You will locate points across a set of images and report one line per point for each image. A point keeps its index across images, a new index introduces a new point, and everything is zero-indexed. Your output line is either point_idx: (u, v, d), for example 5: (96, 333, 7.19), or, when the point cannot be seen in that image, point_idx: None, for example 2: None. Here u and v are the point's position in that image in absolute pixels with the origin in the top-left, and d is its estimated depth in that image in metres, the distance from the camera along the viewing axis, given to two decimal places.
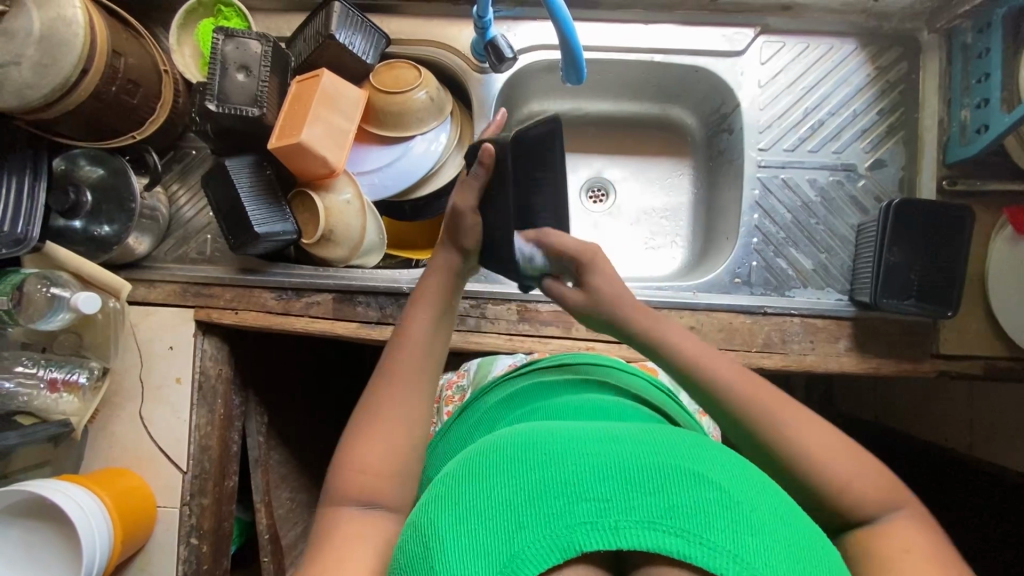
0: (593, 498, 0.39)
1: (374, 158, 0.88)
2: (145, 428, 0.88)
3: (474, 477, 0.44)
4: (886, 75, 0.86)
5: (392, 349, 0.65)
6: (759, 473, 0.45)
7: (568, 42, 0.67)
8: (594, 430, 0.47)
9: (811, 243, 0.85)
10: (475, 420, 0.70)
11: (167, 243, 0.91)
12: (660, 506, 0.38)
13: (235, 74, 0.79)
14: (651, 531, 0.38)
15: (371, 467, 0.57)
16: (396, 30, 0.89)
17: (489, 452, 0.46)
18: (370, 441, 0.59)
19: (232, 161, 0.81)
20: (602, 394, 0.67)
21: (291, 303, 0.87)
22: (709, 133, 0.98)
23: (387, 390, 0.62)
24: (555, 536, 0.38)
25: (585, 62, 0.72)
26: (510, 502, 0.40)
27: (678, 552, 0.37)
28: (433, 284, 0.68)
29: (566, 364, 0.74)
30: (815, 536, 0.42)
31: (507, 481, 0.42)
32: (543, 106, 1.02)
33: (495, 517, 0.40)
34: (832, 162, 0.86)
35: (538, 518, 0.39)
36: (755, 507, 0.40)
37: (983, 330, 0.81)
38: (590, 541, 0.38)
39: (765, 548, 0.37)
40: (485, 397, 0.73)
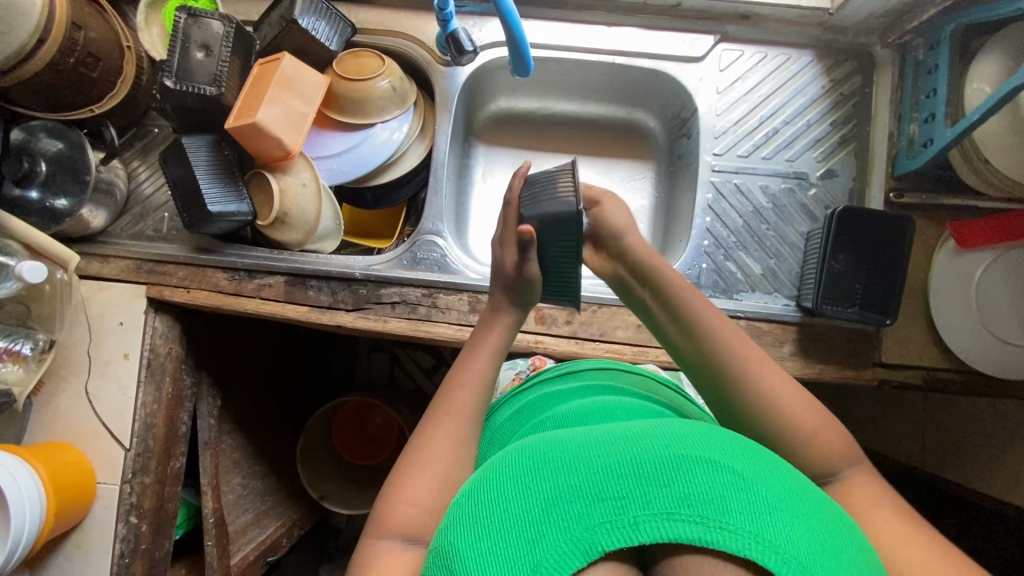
0: (610, 497, 0.41)
1: (334, 144, 0.89)
2: (90, 404, 0.88)
3: (494, 489, 0.46)
4: (840, 88, 0.88)
5: (446, 385, 0.65)
6: (768, 455, 0.46)
7: (515, 36, 0.69)
8: (603, 430, 0.48)
9: (761, 248, 0.86)
10: (488, 440, 0.70)
11: (125, 219, 0.91)
12: (674, 497, 0.40)
13: (196, 53, 0.80)
14: (671, 522, 0.39)
15: (412, 497, 0.57)
16: (364, 19, 0.90)
17: (506, 462, 0.48)
18: (411, 475, 0.59)
19: (189, 139, 0.82)
20: (598, 396, 0.67)
21: (243, 284, 0.87)
22: (670, 138, 1.00)
23: (441, 420, 0.62)
24: (578, 541, 0.40)
25: (534, 58, 0.73)
26: (529, 512, 0.42)
27: (698, 538, 0.38)
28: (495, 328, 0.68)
29: (570, 371, 0.75)
30: (837, 518, 0.43)
31: (526, 491, 0.43)
32: (512, 104, 1.03)
33: (519, 528, 0.41)
34: (785, 170, 0.87)
35: (560, 525, 0.41)
36: (771, 488, 0.42)
37: (925, 339, 0.82)
38: (611, 540, 0.40)
39: (784, 526, 0.39)
40: (495, 415, 0.74)
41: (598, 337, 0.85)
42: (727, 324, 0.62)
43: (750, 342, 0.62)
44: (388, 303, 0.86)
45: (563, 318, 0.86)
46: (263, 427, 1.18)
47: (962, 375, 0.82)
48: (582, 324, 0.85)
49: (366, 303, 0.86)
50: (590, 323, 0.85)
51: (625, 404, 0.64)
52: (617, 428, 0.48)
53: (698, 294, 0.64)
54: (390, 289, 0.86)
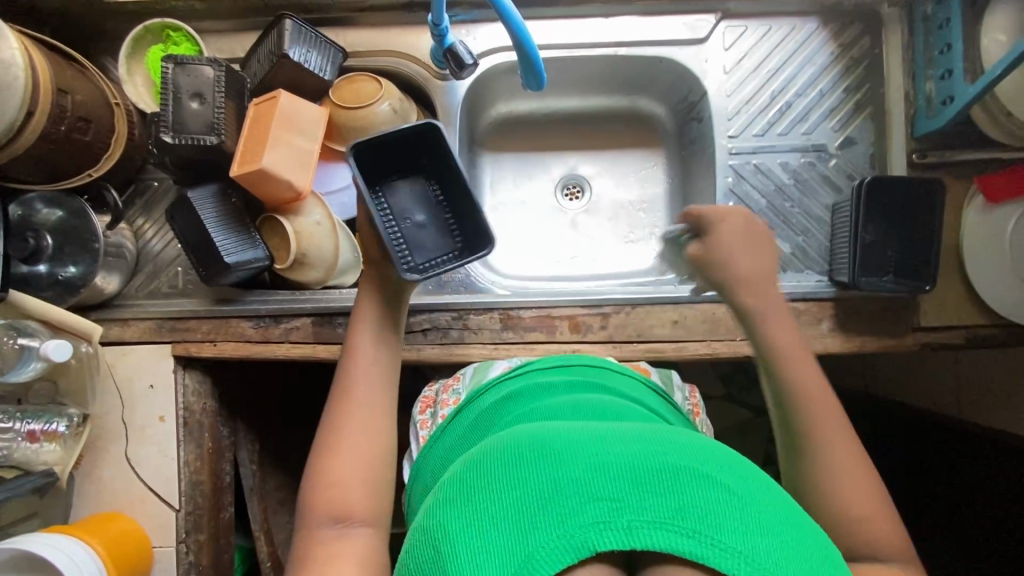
0: (605, 498, 0.40)
1: (342, 176, 0.86)
2: (132, 470, 0.87)
3: (482, 477, 0.44)
4: (849, 52, 0.86)
5: (342, 369, 0.66)
6: (756, 467, 0.46)
7: (523, 47, 0.66)
8: (597, 428, 0.47)
9: (787, 227, 0.85)
10: (469, 423, 0.68)
11: (138, 278, 0.89)
12: (668, 506, 0.39)
13: (189, 103, 0.76)
14: (660, 531, 0.38)
15: (338, 476, 0.59)
16: (353, 42, 0.87)
17: (497, 455, 0.46)
18: (334, 454, 0.60)
19: (195, 192, 0.80)
20: (594, 393, 0.66)
21: (270, 330, 0.86)
22: (679, 122, 0.98)
23: (341, 401, 0.63)
24: (568, 538, 0.38)
25: (544, 67, 0.70)
26: (520, 504, 0.41)
27: (690, 552, 0.38)
28: (369, 299, 0.68)
29: (561, 364, 0.73)
30: (818, 536, 0.43)
31: (517, 482, 0.42)
32: (512, 107, 1.01)
33: (507, 520, 0.40)
34: (802, 144, 0.85)
35: (551, 519, 0.39)
36: (763, 504, 0.41)
37: (962, 298, 0.82)
38: (604, 541, 0.38)
39: (774, 548, 0.38)
40: (479, 399, 0.71)
41: (635, 338, 0.84)
42: (802, 359, 0.63)
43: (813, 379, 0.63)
44: (420, 331, 0.84)
45: (598, 324, 0.85)
46: None
47: (1005, 330, 0.81)
48: (617, 327, 0.84)
49: None
50: (626, 325, 0.84)
51: (613, 403, 0.64)
52: (616, 429, 0.47)
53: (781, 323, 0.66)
54: (420, 316, 0.85)
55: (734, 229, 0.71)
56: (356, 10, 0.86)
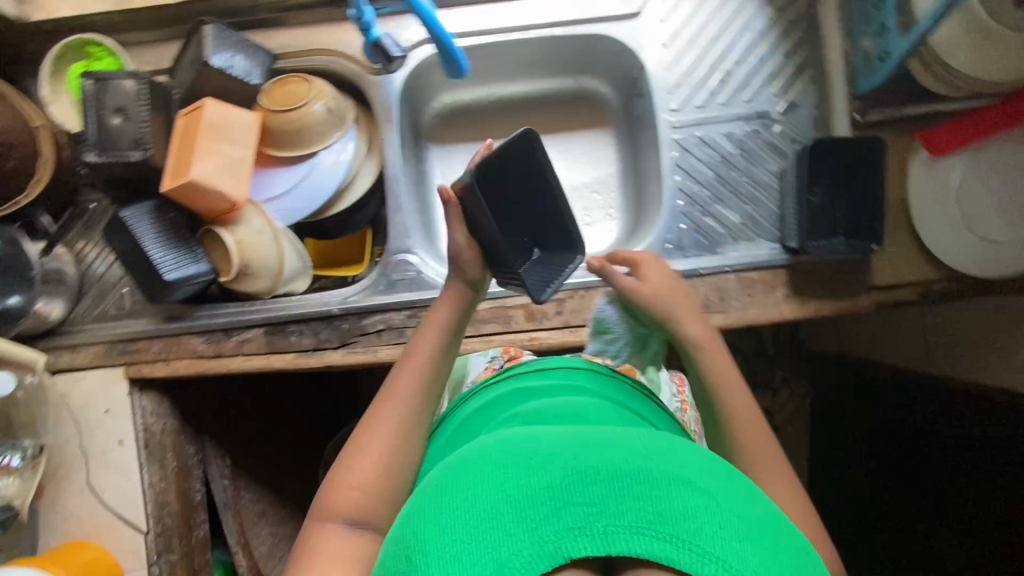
0: (582, 502, 0.40)
1: (280, 181, 0.84)
2: (96, 496, 0.86)
3: (458, 485, 0.43)
4: (786, 15, 0.84)
5: (396, 369, 0.69)
6: (738, 473, 0.46)
7: (437, 35, 0.65)
8: (577, 431, 0.47)
9: (736, 197, 0.84)
10: (450, 432, 0.68)
11: (84, 302, 0.87)
12: (646, 510, 0.39)
13: (111, 119, 0.74)
14: (637, 536, 0.38)
15: (354, 480, 0.63)
16: (281, 43, 0.85)
17: (473, 460, 0.46)
18: (357, 458, 0.65)
19: (129, 211, 0.78)
20: (578, 395, 0.65)
21: (222, 344, 0.84)
22: (624, 99, 0.97)
23: (388, 403, 0.67)
24: (543, 544, 0.38)
25: (463, 55, 0.69)
26: (494, 510, 0.40)
27: (669, 559, 0.37)
28: (444, 310, 0.71)
29: (545, 367, 0.71)
30: (800, 541, 0.43)
31: (492, 489, 0.42)
32: (456, 97, 0.99)
33: (481, 526, 0.40)
34: (745, 113, 0.84)
35: (526, 525, 0.39)
36: (743, 511, 0.41)
37: (915, 255, 0.81)
38: (578, 547, 0.38)
39: (755, 556, 0.38)
40: (461, 407, 0.71)
41: None
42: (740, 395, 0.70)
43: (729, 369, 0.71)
44: (375, 333, 0.83)
45: (553, 311, 0.84)
46: (280, 472, 1.17)
47: (959, 283, 0.81)
48: (572, 312, 0.84)
49: (352, 337, 0.83)
50: (581, 309, 0.84)
51: (598, 406, 0.62)
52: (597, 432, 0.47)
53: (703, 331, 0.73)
54: (373, 318, 0.83)
55: (662, 277, 0.75)
56: (281, 10, 0.84)
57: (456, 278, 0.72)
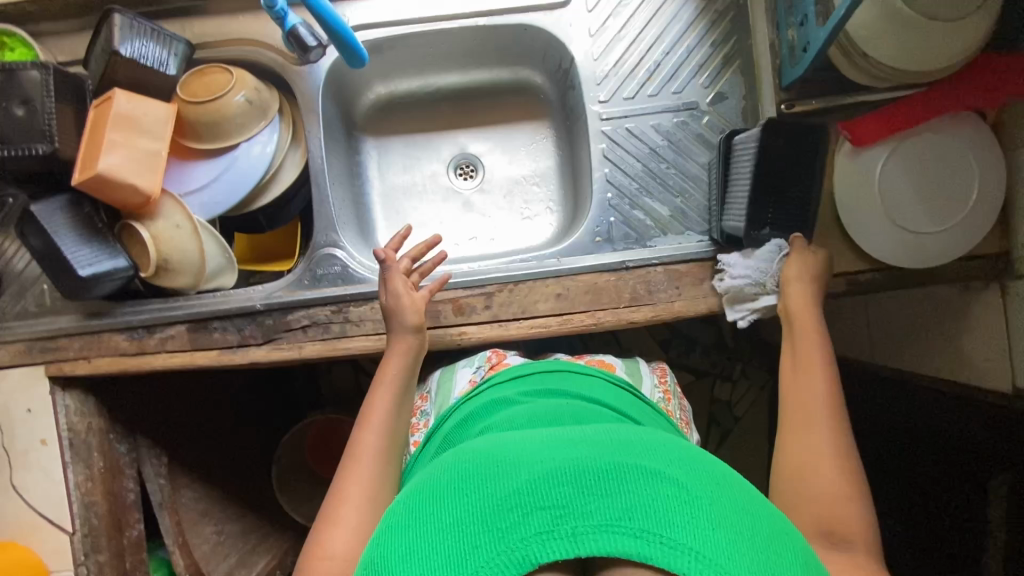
0: (549, 506, 0.43)
1: (199, 175, 0.82)
2: (20, 497, 0.85)
3: (432, 502, 0.47)
4: (714, 5, 0.84)
5: (357, 434, 0.70)
6: (710, 461, 0.49)
7: (332, 27, 0.68)
8: (546, 441, 0.51)
9: (664, 188, 0.84)
10: (432, 450, 0.70)
11: (5, 299, 0.85)
12: (614, 508, 0.42)
13: (15, 110, 0.72)
14: (606, 534, 0.41)
15: (330, 551, 0.60)
16: (200, 32, 0.83)
17: (447, 478, 0.50)
18: (333, 525, 0.62)
19: (39, 206, 0.76)
20: (549, 399, 0.69)
21: (145, 342, 0.83)
22: (560, 91, 0.96)
23: (354, 467, 0.67)
24: (513, 551, 0.41)
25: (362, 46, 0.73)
26: (464, 525, 0.44)
27: (638, 553, 0.40)
28: (397, 364, 0.75)
29: (518, 375, 0.76)
30: (776, 520, 0.45)
31: (461, 506, 0.45)
32: (391, 88, 0.98)
33: (456, 539, 0.43)
34: (674, 104, 0.84)
35: (495, 534, 0.42)
36: (715, 499, 0.44)
37: (842, 247, 0.81)
38: (546, 551, 0.41)
39: (725, 543, 0.41)
40: (444, 423, 0.74)
41: (520, 315, 0.82)
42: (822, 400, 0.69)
43: (825, 384, 0.69)
44: (299, 328, 0.82)
45: (482, 305, 0.83)
46: (227, 470, 1.16)
47: (884, 274, 0.81)
48: (501, 305, 0.83)
49: (276, 333, 0.82)
50: (510, 302, 0.83)
51: (575, 408, 0.66)
52: (565, 439, 0.51)
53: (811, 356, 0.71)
54: (297, 313, 0.82)
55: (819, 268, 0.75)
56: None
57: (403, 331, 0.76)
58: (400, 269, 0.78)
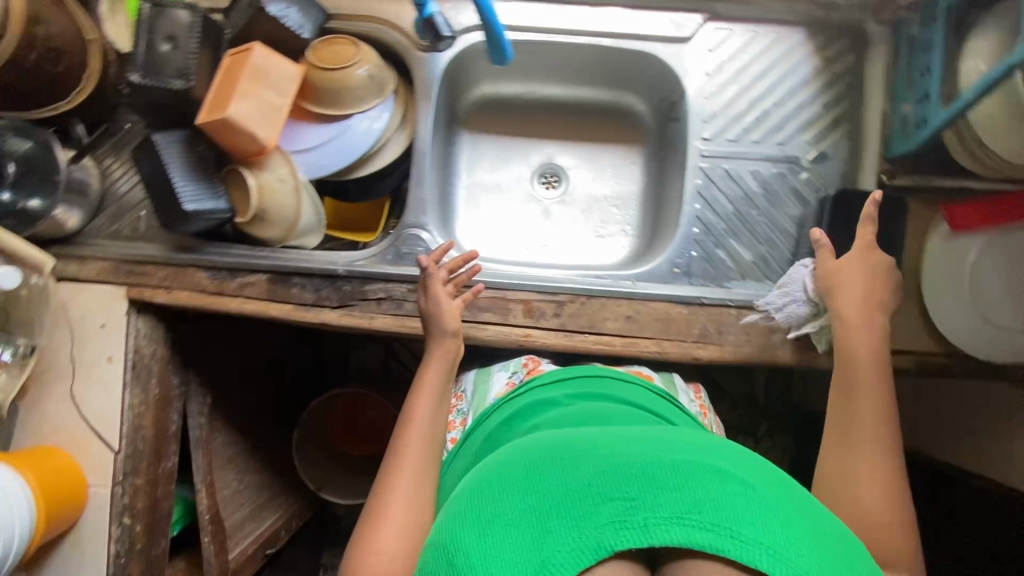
0: (619, 498, 0.45)
1: (311, 136, 0.85)
2: (76, 407, 0.87)
3: (499, 487, 0.49)
4: (832, 67, 0.85)
5: (397, 440, 0.71)
6: (768, 467, 0.51)
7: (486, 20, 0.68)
8: (605, 437, 0.53)
9: (751, 235, 0.85)
10: (477, 444, 0.72)
11: (101, 218, 0.89)
12: (682, 502, 0.44)
13: (161, 45, 0.76)
14: (678, 526, 0.43)
15: (380, 545, 0.62)
16: (337, 3, 0.87)
17: (510, 465, 0.52)
18: (381, 520, 0.64)
19: (160, 136, 0.79)
20: (596, 402, 0.70)
21: (225, 283, 0.86)
22: (660, 121, 0.98)
23: (399, 464, 0.68)
24: (588, 538, 0.43)
25: (509, 45, 0.73)
26: (534, 512, 0.46)
27: (711, 545, 0.42)
28: (437, 365, 0.77)
29: (561, 377, 0.76)
30: (835, 528, 0.47)
31: (531, 493, 0.47)
32: (496, 88, 1.01)
33: (528, 524, 0.45)
34: (776, 154, 0.85)
35: (567, 521, 0.44)
36: (775, 498, 0.46)
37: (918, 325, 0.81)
38: (619, 540, 0.43)
39: (794, 540, 0.42)
40: (486, 420, 0.74)
41: (587, 329, 0.83)
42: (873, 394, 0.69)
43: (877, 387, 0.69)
44: (374, 299, 0.85)
45: (552, 311, 0.84)
46: (256, 421, 1.19)
47: (956, 360, 0.81)
48: (570, 316, 0.84)
49: (351, 299, 0.85)
50: (579, 315, 0.84)
51: (625, 412, 0.67)
52: (625, 436, 0.52)
53: (876, 394, 0.68)
54: (375, 285, 0.85)
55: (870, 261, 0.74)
56: None
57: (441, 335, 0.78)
58: (440, 277, 0.80)
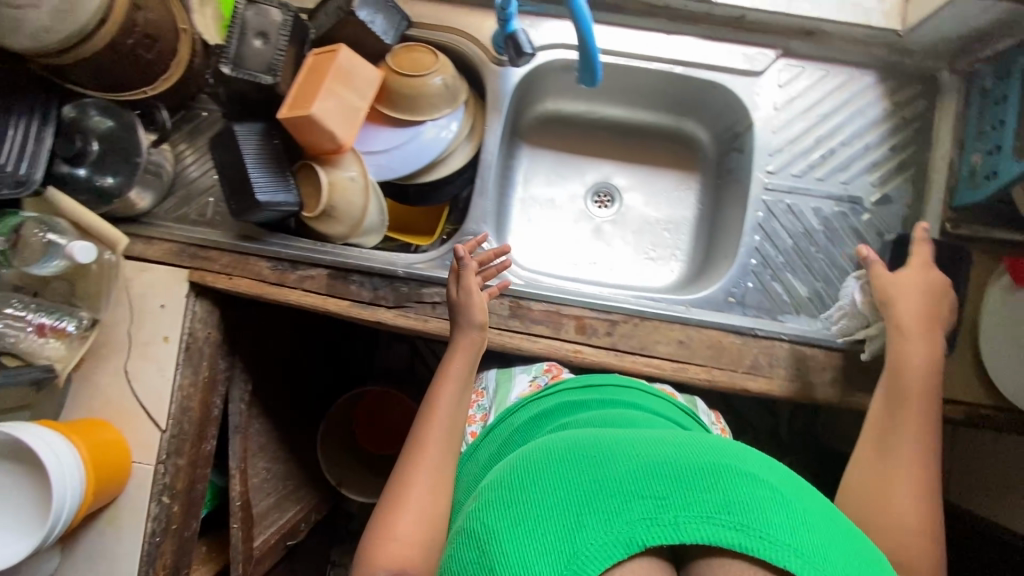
0: (651, 495, 0.45)
1: (383, 138, 0.87)
2: (128, 383, 0.89)
3: (529, 478, 0.49)
4: (901, 112, 0.86)
5: (420, 428, 0.71)
6: (794, 475, 0.51)
7: (585, 44, 0.68)
8: (634, 436, 0.52)
9: (808, 271, 0.85)
10: (501, 441, 0.71)
11: (169, 201, 0.91)
12: (713, 502, 0.44)
13: (253, 41, 0.78)
14: (708, 524, 0.43)
15: (398, 532, 0.62)
16: (419, 13, 0.89)
17: (538, 458, 0.52)
18: (401, 509, 0.64)
19: (241, 127, 0.81)
20: (620, 408, 0.70)
21: (286, 275, 0.87)
22: (720, 151, 0.99)
23: (419, 454, 0.68)
24: (621, 531, 0.44)
25: (601, 66, 0.72)
26: (565, 504, 0.46)
27: (740, 545, 0.42)
28: (461, 354, 0.76)
29: (587, 383, 0.76)
30: (857, 536, 0.48)
31: (561, 485, 0.47)
32: (559, 106, 1.03)
33: (560, 517, 0.45)
34: (839, 193, 0.86)
35: (598, 516, 0.44)
36: (801, 502, 0.46)
37: (971, 375, 0.81)
38: (651, 535, 0.43)
39: (821, 545, 0.43)
40: (509, 418, 0.74)
41: (638, 350, 0.84)
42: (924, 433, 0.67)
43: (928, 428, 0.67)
44: (430, 302, 0.86)
45: (604, 330, 0.85)
46: (288, 412, 1.20)
47: (1008, 414, 0.80)
48: (622, 336, 0.84)
49: (407, 301, 0.86)
50: (631, 336, 0.84)
51: (650, 419, 0.67)
52: (654, 437, 0.52)
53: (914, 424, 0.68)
54: (432, 289, 0.86)
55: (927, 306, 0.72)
56: None
57: (469, 325, 0.78)
58: (473, 268, 0.80)
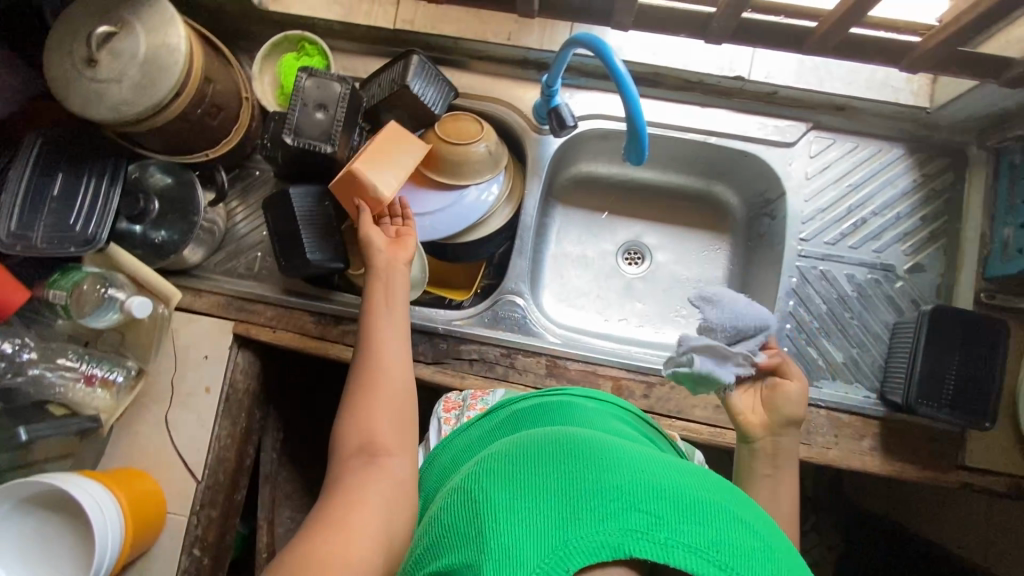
0: (646, 510, 0.40)
1: (430, 200, 0.90)
2: (167, 432, 0.89)
3: (527, 465, 0.45)
4: (931, 183, 0.89)
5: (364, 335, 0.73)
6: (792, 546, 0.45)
7: (634, 121, 0.72)
8: (642, 453, 0.47)
9: (844, 336, 0.86)
10: (496, 422, 0.65)
11: (218, 255, 0.95)
12: (707, 536, 0.39)
13: (314, 112, 0.83)
14: (698, 557, 0.38)
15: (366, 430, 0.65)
16: (465, 84, 0.94)
17: (540, 449, 0.47)
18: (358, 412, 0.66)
19: (294, 190, 0.84)
20: (626, 424, 0.64)
21: (328, 328, 0.90)
22: (750, 215, 1.02)
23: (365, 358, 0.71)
24: (608, 536, 0.38)
25: (647, 141, 0.75)
26: (558, 498, 0.41)
27: None
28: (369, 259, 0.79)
29: (594, 395, 0.69)
30: None
31: (558, 477, 0.42)
32: (592, 168, 1.07)
33: (548, 505, 0.40)
34: (871, 261, 0.88)
35: (587, 513, 0.39)
36: (794, 568, 0.41)
37: (1011, 446, 0.80)
38: (639, 549, 0.38)
39: None
40: (510, 405, 0.67)
41: (673, 412, 0.84)
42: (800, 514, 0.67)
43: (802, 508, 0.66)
44: (468, 360, 0.87)
45: (640, 392, 0.85)
46: None
47: None
48: (659, 399, 0.85)
49: (446, 357, 0.87)
50: (667, 399, 0.85)
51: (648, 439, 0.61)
52: (662, 459, 0.47)
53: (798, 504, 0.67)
54: (471, 346, 0.88)
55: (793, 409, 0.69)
56: (473, 58, 0.95)
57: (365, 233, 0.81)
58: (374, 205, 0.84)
